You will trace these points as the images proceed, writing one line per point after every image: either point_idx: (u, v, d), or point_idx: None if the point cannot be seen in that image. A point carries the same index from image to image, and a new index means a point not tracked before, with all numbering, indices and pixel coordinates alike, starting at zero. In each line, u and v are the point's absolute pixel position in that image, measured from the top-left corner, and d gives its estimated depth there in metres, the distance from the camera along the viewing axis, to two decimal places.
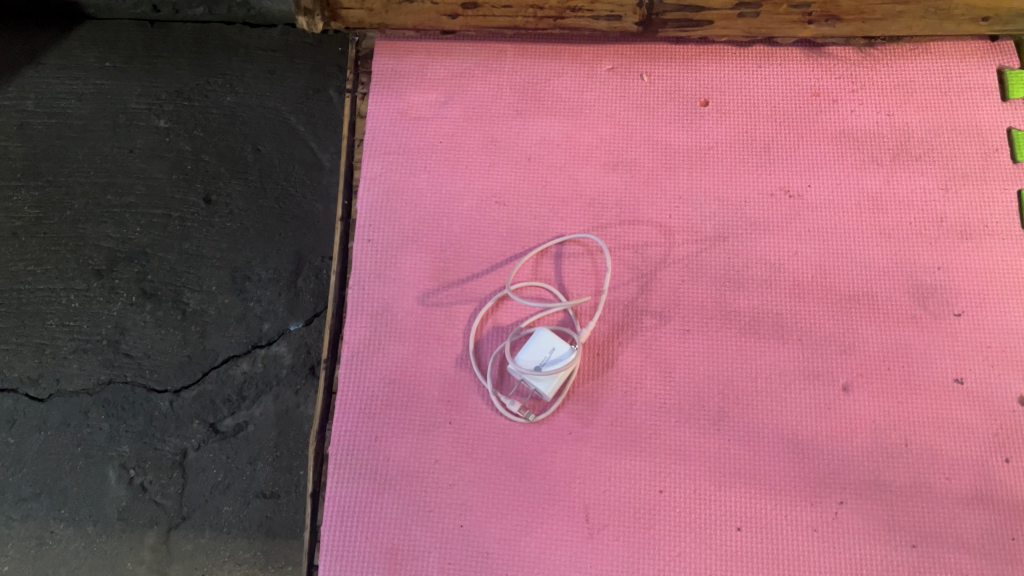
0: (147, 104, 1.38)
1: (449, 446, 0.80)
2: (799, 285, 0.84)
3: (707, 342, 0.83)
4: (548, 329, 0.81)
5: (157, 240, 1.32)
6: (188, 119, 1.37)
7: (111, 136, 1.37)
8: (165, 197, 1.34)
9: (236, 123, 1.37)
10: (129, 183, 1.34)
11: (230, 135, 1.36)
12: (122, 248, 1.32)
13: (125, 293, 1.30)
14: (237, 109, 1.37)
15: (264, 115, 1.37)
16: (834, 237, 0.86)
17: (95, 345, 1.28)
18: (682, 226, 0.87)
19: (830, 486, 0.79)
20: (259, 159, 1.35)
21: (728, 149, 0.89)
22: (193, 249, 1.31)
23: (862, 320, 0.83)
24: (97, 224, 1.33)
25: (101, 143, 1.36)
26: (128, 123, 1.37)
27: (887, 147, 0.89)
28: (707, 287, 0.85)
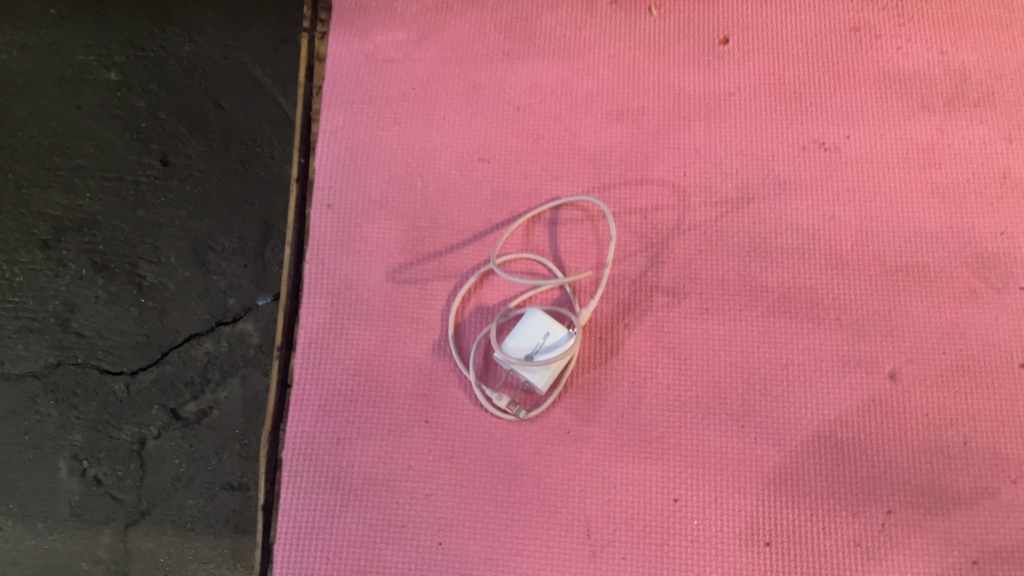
0: (96, 56, 1.21)
1: (424, 450, 0.68)
2: (837, 255, 0.71)
3: (730, 323, 0.70)
4: (540, 310, 0.68)
5: (109, 207, 1.17)
6: (141, 72, 1.21)
7: (56, 93, 1.21)
8: (118, 159, 1.19)
9: (194, 76, 1.20)
10: (77, 144, 1.19)
11: (189, 90, 1.20)
12: (71, 216, 1.17)
13: (74, 266, 1.16)
14: (195, 61, 1.21)
15: (226, 67, 1.20)
16: (878, 197, 0.73)
17: (43, 323, 1.15)
18: (698, 186, 0.74)
19: (876, 492, 0.66)
20: (221, 117, 1.19)
21: (752, 95, 0.76)
22: (149, 217, 1.17)
23: (913, 296, 0.70)
24: (42, 189, 1.18)
25: (45, 100, 1.21)
26: (75, 78, 1.21)
27: (940, 90, 0.75)
28: (728, 258, 0.72)
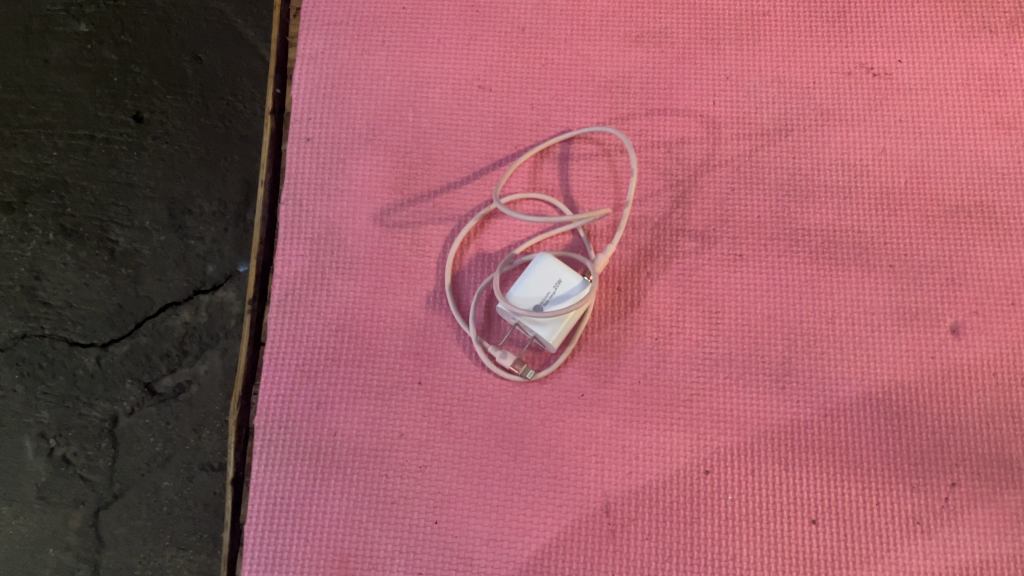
0: (64, 5, 1.11)
1: (416, 415, 0.59)
2: (888, 193, 0.63)
3: (766, 270, 0.61)
4: (551, 255, 0.59)
5: (78, 166, 1.06)
6: (112, 20, 1.10)
7: (21, 46, 1.10)
8: (87, 115, 1.07)
9: (170, 27, 1.10)
10: (43, 99, 1.08)
11: (164, 42, 1.09)
12: (36, 176, 1.06)
13: (39, 230, 1.05)
14: (172, 10, 1.10)
15: (205, 17, 1.10)
16: (935, 128, 0.64)
17: (5, 291, 1.04)
18: (729, 116, 0.65)
19: (937, 463, 0.58)
20: (200, 70, 1.08)
21: (790, 15, 0.67)
22: (121, 175, 1.06)
23: (976, 239, 0.61)
24: (5, 148, 1.07)
25: (8, 53, 1.09)
26: (42, 30, 1.10)
27: (1003, 10, 0.66)
28: (765, 197, 0.63)
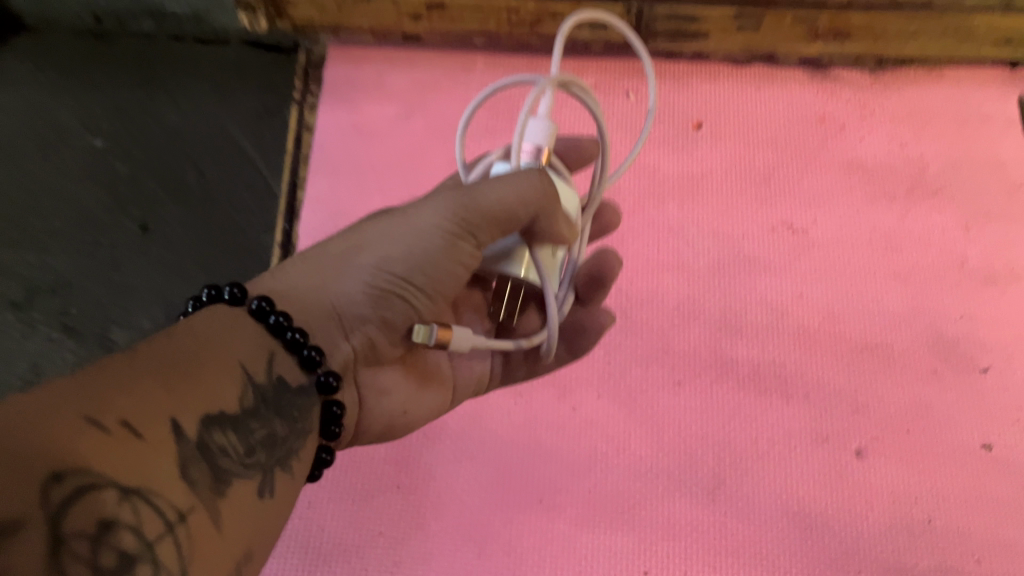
0: (80, 118, 0.96)
1: (402, 380, 0.56)
2: (806, 333, 0.74)
3: (702, 396, 0.72)
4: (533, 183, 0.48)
5: (85, 271, 0.90)
6: (81, 69, 0.97)
7: (32, 157, 0.95)
8: (93, 220, 0.92)
9: (174, 140, 0.94)
10: (49, 205, 0.93)
11: (168, 154, 0.94)
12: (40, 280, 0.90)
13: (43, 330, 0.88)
14: (181, 127, 0.95)
15: (205, 130, 0.94)
16: (842, 278, 0.76)
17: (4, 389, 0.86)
18: (672, 262, 0.77)
19: (845, 569, 0.67)
20: (204, 184, 0.92)
21: (723, 178, 0.80)
22: (91, 244, 0.91)
23: (879, 375, 0.72)
24: (13, 250, 0.91)
25: (14, 162, 0.94)
26: (57, 141, 0.95)
27: (901, 179, 0.79)
28: (703, 332, 0.74)
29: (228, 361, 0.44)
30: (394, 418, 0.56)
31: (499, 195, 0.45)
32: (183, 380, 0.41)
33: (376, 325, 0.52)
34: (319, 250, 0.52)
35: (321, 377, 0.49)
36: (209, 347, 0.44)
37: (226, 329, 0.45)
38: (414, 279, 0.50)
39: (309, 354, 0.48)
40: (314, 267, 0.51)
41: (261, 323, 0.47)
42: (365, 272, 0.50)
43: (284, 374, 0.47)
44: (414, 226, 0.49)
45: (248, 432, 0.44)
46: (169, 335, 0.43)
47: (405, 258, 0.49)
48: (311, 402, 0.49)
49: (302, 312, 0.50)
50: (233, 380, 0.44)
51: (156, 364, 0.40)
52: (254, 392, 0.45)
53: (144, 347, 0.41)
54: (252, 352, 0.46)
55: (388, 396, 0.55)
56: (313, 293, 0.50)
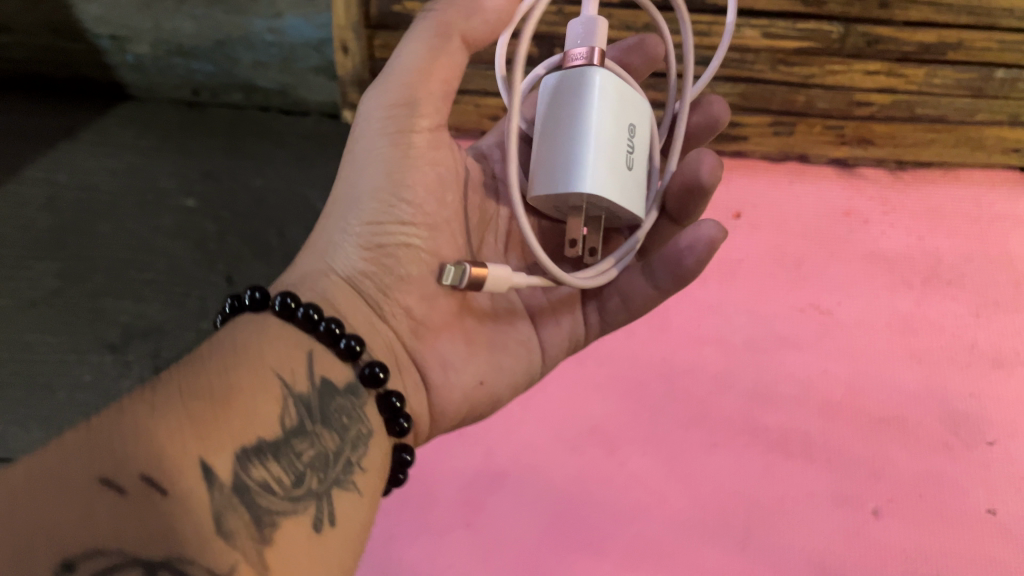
0: (177, 183, 1.09)
1: (464, 354, 0.58)
2: (829, 404, 0.83)
3: (736, 457, 0.80)
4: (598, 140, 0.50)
5: (179, 319, 0.99)
6: (178, 138, 1.14)
7: (136, 214, 1.06)
8: (184, 274, 1.02)
9: (260, 207, 1.08)
10: (150, 257, 1.03)
11: (255, 220, 1.07)
12: (138, 324, 0.98)
13: (138, 370, 0.95)
14: (264, 193, 1.10)
15: (292, 202, 1.09)
16: (863, 356, 0.85)
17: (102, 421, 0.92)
18: (712, 335, 0.87)
19: None
20: (284, 244, 1.05)
21: (759, 263, 0.92)
22: (181, 295, 1.00)
23: (894, 444, 0.80)
24: (118, 297, 0.99)
25: (121, 218, 1.06)
26: (154, 203, 1.07)
27: (919, 270, 0.91)
28: (737, 400, 0.83)
29: (265, 377, 0.45)
30: (472, 390, 0.58)
31: (421, 53, 0.53)
32: (210, 420, 0.42)
33: (399, 288, 0.55)
34: (322, 236, 0.56)
35: (366, 370, 0.50)
36: (235, 362, 0.45)
37: (281, 350, 0.47)
38: (398, 207, 0.54)
39: (349, 344, 0.50)
40: (318, 255, 0.55)
41: (290, 320, 0.49)
42: (350, 229, 0.55)
43: (326, 373, 0.49)
44: (377, 173, 0.54)
45: (295, 456, 0.44)
46: (204, 362, 0.45)
47: (383, 201, 0.54)
48: (362, 399, 0.50)
49: (324, 297, 0.53)
50: (273, 401, 0.45)
51: (189, 409, 0.41)
52: (296, 403, 0.46)
53: (173, 379, 0.43)
54: (290, 362, 0.47)
55: (452, 376, 0.57)
56: (324, 274, 0.54)
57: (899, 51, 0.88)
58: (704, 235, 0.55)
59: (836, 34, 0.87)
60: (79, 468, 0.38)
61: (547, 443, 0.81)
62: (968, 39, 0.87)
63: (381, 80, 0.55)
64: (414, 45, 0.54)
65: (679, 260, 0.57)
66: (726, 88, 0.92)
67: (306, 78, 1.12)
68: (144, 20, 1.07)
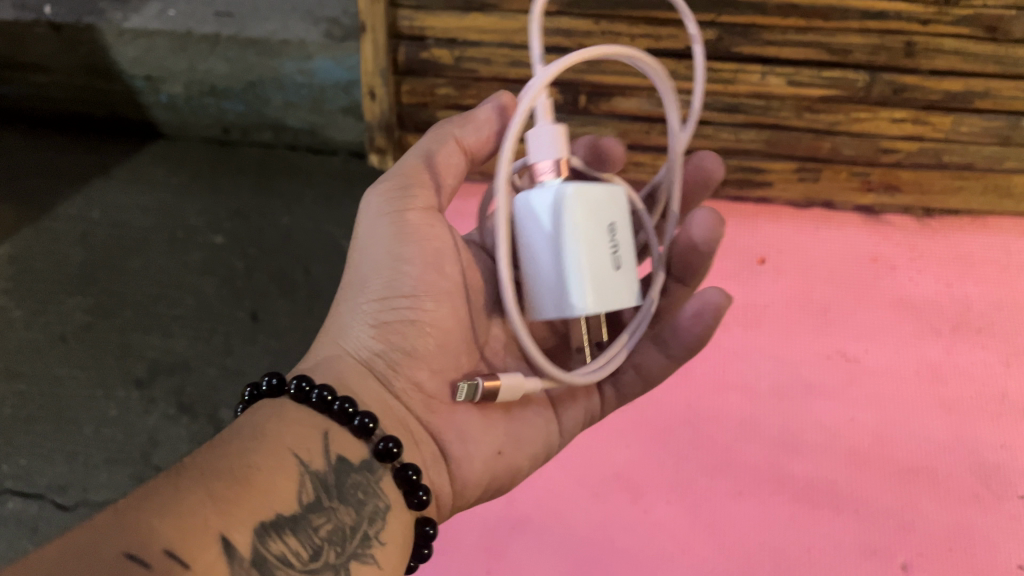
0: (206, 220, 1.11)
1: (481, 426, 0.57)
2: (856, 453, 0.81)
3: (761, 507, 0.78)
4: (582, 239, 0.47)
5: (203, 353, 0.98)
6: (208, 175, 1.16)
7: (165, 251, 1.08)
8: (210, 310, 1.02)
9: (287, 244, 1.08)
10: (178, 293, 1.03)
11: (282, 256, 1.07)
12: (164, 358, 0.98)
13: (163, 405, 0.94)
14: (292, 230, 1.10)
15: (319, 239, 1.09)
16: (891, 405, 0.84)
17: (126, 456, 0.91)
18: (737, 381, 0.86)
19: None
20: (309, 280, 1.04)
21: (785, 308, 0.91)
22: (207, 330, 1.00)
23: (923, 496, 0.78)
24: (145, 332, 1.00)
25: (151, 254, 1.07)
26: (184, 239, 1.09)
27: (947, 317, 0.90)
28: (763, 448, 0.82)
29: (282, 456, 0.46)
30: (490, 460, 0.57)
31: (429, 148, 0.57)
32: (231, 497, 0.42)
33: (407, 362, 0.55)
34: (334, 320, 0.57)
35: (378, 445, 0.50)
36: (253, 444, 0.46)
37: (297, 428, 0.48)
38: (402, 283, 0.55)
39: (362, 421, 0.50)
40: (330, 338, 0.56)
41: (306, 402, 0.50)
42: (358, 309, 0.56)
43: (342, 452, 0.49)
44: (381, 254, 0.55)
45: (312, 529, 0.45)
46: (224, 445, 0.45)
47: (385, 277, 0.55)
48: (378, 474, 0.50)
49: (336, 377, 0.53)
50: (292, 479, 0.45)
51: (211, 484, 0.42)
52: (313, 480, 0.46)
53: (195, 461, 0.44)
54: (306, 441, 0.48)
55: (472, 448, 0.56)
56: (335, 357, 0.55)
57: (925, 99, 0.88)
58: (709, 303, 0.54)
59: (862, 83, 0.87)
60: (109, 541, 0.38)
61: (571, 488, 0.80)
62: (995, 88, 0.87)
63: (387, 176, 0.58)
64: (424, 143, 0.57)
65: (692, 330, 0.56)
66: (750, 134, 0.94)
67: (335, 118, 1.14)
68: (179, 62, 1.10)
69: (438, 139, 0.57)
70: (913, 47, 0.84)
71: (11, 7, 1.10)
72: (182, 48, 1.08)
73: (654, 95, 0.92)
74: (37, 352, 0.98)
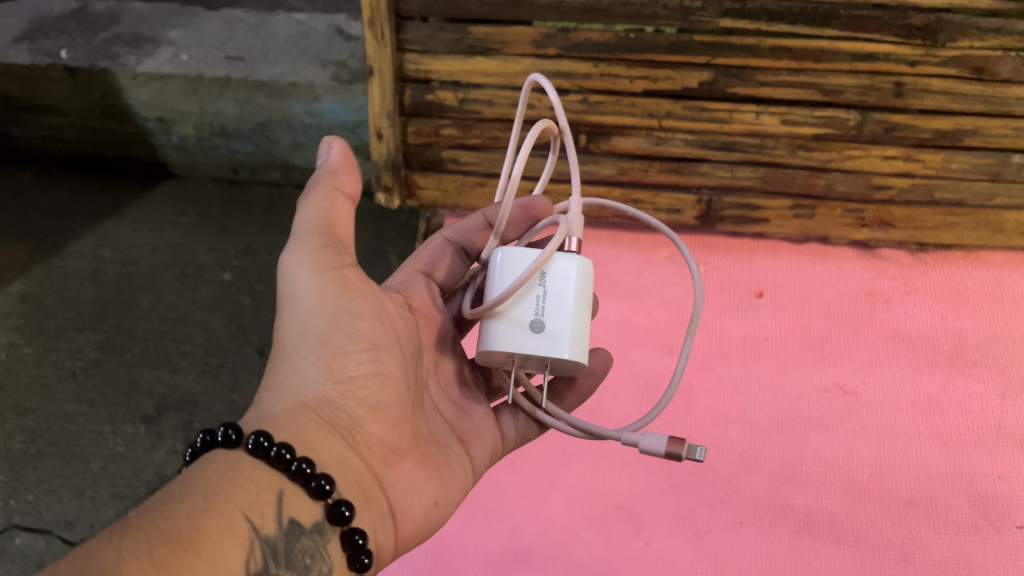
0: (215, 258, 1.14)
1: (425, 477, 0.56)
2: (855, 484, 0.82)
3: (763, 539, 0.79)
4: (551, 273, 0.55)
5: (211, 390, 0.99)
6: (217, 215, 1.19)
7: (174, 289, 1.10)
8: (218, 347, 1.03)
9: None
10: (186, 330, 1.05)
11: None
12: (173, 394, 0.99)
13: (172, 441, 0.95)
14: None
15: None
16: (889, 437, 0.85)
17: (135, 491, 0.91)
18: (736, 413, 0.88)
19: None
20: None
21: (783, 342, 0.93)
22: (216, 367, 1.01)
23: (922, 527, 0.79)
24: (154, 368, 1.01)
25: (160, 292, 1.09)
26: (192, 277, 1.11)
27: (943, 350, 0.92)
28: (763, 480, 0.83)
29: (234, 521, 0.44)
30: (429, 511, 0.56)
31: (333, 206, 0.54)
32: (176, 566, 0.40)
33: (368, 416, 0.53)
34: (282, 381, 0.53)
35: (332, 508, 0.48)
36: (204, 505, 0.43)
37: (250, 491, 0.46)
38: (353, 333, 0.53)
39: (319, 484, 0.48)
40: (285, 396, 0.52)
41: (263, 459, 0.47)
42: (314, 363, 0.53)
43: (295, 515, 0.47)
44: (325, 311, 0.53)
45: None
46: (173, 502, 0.43)
47: (342, 329, 0.53)
48: (327, 537, 0.48)
49: (298, 433, 0.50)
50: (240, 546, 0.43)
51: (151, 554, 0.39)
52: (262, 547, 0.44)
53: (140, 522, 0.41)
54: (259, 503, 0.46)
55: (415, 499, 0.55)
56: (295, 412, 0.51)
57: (915, 137, 0.91)
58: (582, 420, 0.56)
59: (853, 122, 0.90)
60: None
61: (573, 522, 0.81)
62: (983, 126, 0.89)
63: (303, 235, 0.54)
64: (315, 199, 0.54)
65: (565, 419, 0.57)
66: (746, 171, 0.96)
67: None
68: (191, 104, 1.13)
69: (335, 196, 0.55)
70: (902, 87, 0.87)
71: (28, 52, 1.14)
72: (194, 91, 1.12)
73: (653, 134, 0.94)
74: (46, 388, 0.99)
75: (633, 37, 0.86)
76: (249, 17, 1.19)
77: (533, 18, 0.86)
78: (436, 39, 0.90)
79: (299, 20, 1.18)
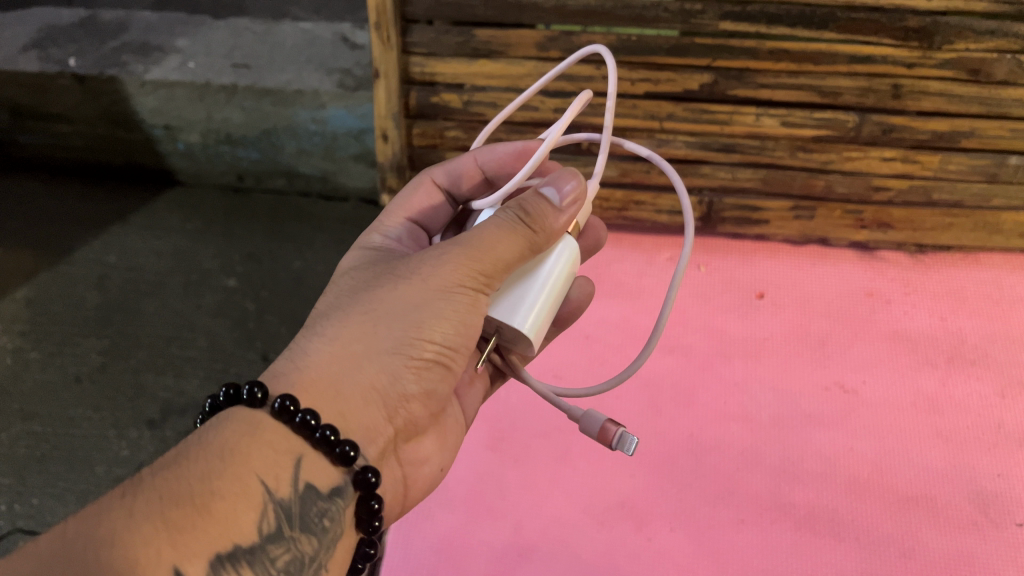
0: (220, 265, 1.15)
1: (434, 446, 0.61)
2: (855, 481, 0.83)
3: (764, 535, 0.79)
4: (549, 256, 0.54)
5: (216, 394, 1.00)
6: (222, 222, 1.20)
7: (179, 294, 1.11)
8: (222, 352, 1.04)
9: (300, 288, 1.11)
10: (191, 335, 1.06)
11: (294, 298, 1.10)
12: (178, 399, 0.99)
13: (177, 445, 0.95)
14: (304, 274, 1.13)
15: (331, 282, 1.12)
16: (890, 434, 0.86)
17: None
18: (737, 412, 0.88)
19: None
20: None
21: (783, 341, 0.94)
22: (220, 371, 1.02)
23: (922, 524, 0.79)
24: (159, 373, 1.02)
25: (166, 297, 1.11)
26: (197, 283, 1.12)
27: (942, 350, 0.93)
28: (764, 477, 0.83)
29: (248, 483, 0.45)
30: (435, 477, 0.61)
31: (515, 244, 0.52)
32: (188, 528, 0.41)
33: (412, 395, 0.55)
34: (350, 336, 0.52)
35: (358, 475, 0.50)
36: (219, 467, 0.44)
37: (270, 455, 0.46)
38: (442, 332, 0.53)
39: (344, 451, 0.49)
40: (346, 356, 0.52)
41: (288, 423, 0.48)
42: (392, 339, 0.53)
43: (313, 480, 0.48)
44: (425, 299, 0.53)
45: (270, 561, 0.45)
46: (188, 464, 0.44)
47: (429, 325, 0.53)
48: (347, 501, 0.50)
49: (341, 403, 0.51)
50: (254, 508, 0.45)
51: (163, 515, 0.41)
52: (278, 509, 0.46)
53: (151, 483, 0.43)
54: (277, 466, 0.47)
55: (424, 469, 0.60)
56: (351, 381, 0.51)
57: (913, 139, 0.92)
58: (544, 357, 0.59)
59: (852, 123, 0.91)
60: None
61: (577, 518, 0.81)
62: (981, 128, 0.91)
63: (467, 242, 0.52)
64: (510, 229, 0.52)
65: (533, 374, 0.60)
66: (746, 173, 0.98)
67: (347, 164, 1.18)
68: (198, 111, 1.15)
69: (515, 231, 0.52)
70: (900, 89, 0.88)
71: (36, 60, 1.16)
72: (201, 98, 1.13)
73: (654, 136, 0.96)
74: (52, 392, 1.00)
75: (635, 40, 0.88)
76: (256, 26, 1.21)
77: (537, 22, 0.88)
78: (441, 42, 0.91)
79: (305, 29, 1.20)
